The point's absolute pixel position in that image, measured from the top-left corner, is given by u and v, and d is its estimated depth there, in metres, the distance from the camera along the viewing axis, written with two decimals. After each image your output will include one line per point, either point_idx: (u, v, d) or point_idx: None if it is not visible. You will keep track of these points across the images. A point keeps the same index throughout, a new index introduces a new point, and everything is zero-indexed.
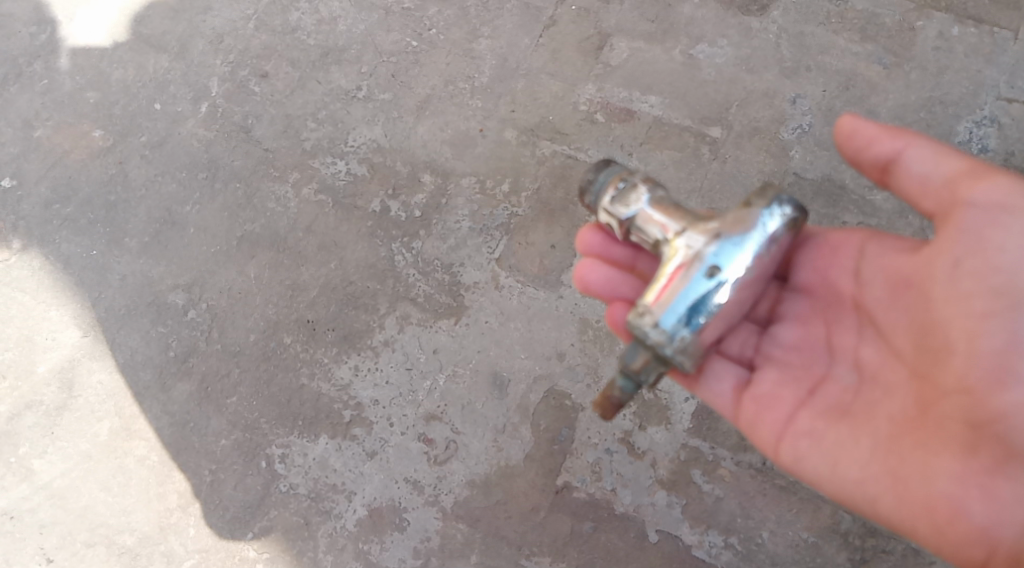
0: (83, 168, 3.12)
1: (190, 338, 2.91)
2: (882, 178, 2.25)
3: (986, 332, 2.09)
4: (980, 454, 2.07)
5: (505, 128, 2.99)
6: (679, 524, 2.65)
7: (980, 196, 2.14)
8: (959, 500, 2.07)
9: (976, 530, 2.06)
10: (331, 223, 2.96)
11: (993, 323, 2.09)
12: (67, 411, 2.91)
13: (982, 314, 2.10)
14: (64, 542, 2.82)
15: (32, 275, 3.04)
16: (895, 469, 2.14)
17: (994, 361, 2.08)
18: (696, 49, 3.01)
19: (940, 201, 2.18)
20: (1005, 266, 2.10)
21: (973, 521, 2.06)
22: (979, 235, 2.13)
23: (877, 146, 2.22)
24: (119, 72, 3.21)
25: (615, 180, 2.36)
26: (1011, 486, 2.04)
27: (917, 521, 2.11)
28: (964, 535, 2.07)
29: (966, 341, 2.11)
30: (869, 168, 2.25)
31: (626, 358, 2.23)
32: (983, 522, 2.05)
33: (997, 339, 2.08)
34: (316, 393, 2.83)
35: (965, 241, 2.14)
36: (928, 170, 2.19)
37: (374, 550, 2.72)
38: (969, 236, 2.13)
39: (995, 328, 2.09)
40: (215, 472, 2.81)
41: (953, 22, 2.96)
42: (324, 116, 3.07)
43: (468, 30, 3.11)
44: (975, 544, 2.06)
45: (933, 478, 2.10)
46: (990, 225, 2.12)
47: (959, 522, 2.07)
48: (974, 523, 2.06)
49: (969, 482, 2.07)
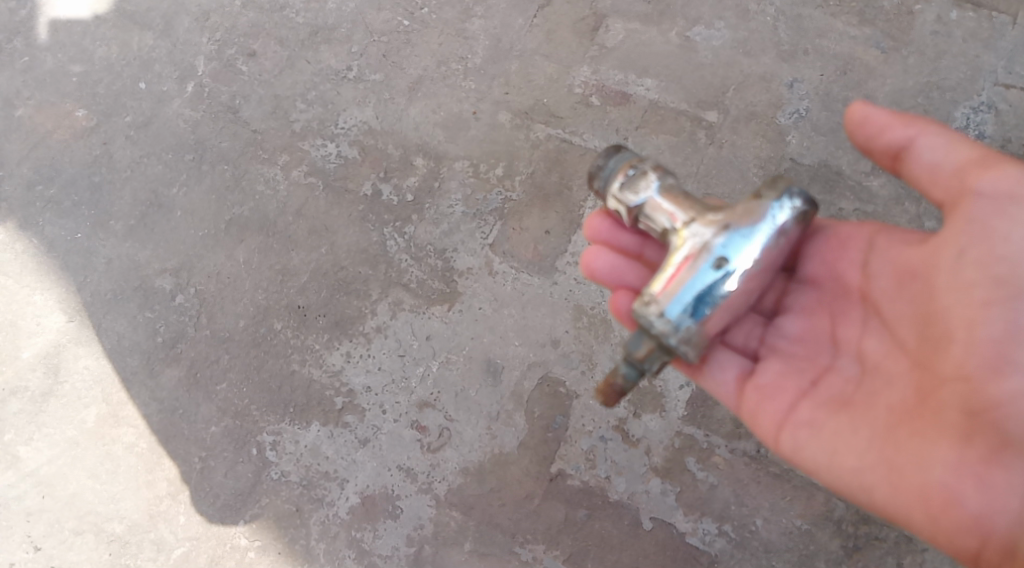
0: (66, 148, 3.05)
1: (178, 324, 2.87)
2: (894, 166, 2.24)
3: (984, 320, 2.09)
4: (974, 442, 2.06)
5: (499, 110, 2.94)
6: (673, 512, 2.65)
7: (988, 185, 2.13)
8: (953, 488, 2.06)
9: (968, 517, 2.05)
10: (322, 207, 2.91)
11: (991, 312, 2.08)
12: (54, 398, 2.87)
13: (982, 303, 2.10)
14: (52, 530, 2.78)
15: (15, 258, 2.98)
16: (892, 458, 2.13)
17: (990, 350, 2.07)
18: (692, 32, 2.96)
19: (948, 190, 2.17)
20: (1008, 255, 2.09)
21: (966, 509, 2.05)
22: (984, 225, 2.12)
23: (890, 132, 2.20)
24: (103, 49, 3.13)
25: (624, 167, 2.33)
26: (1007, 475, 2.03)
27: (911, 509, 2.10)
28: (957, 523, 2.06)
29: (965, 329, 2.10)
30: (881, 156, 2.24)
31: (631, 346, 2.22)
32: (976, 510, 2.05)
33: (995, 328, 2.08)
34: (307, 380, 2.79)
35: (970, 231, 2.13)
36: (940, 159, 2.18)
37: (367, 538, 2.70)
38: (975, 226, 2.12)
39: (993, 317, 2.08)
40: (206, 459, 2.78)
41: (951, 6, 2.94)
42: (314, 97, 3.01)
43: (461, 9, 3.05)
44: (967, 532, 2.05)
45: (927, 466, 2.09)
46: (996, 216, 2.11)
47: (952, 510, 2.06)
48: (967, 510, 2.05)
49: (964, 470, 2.06)
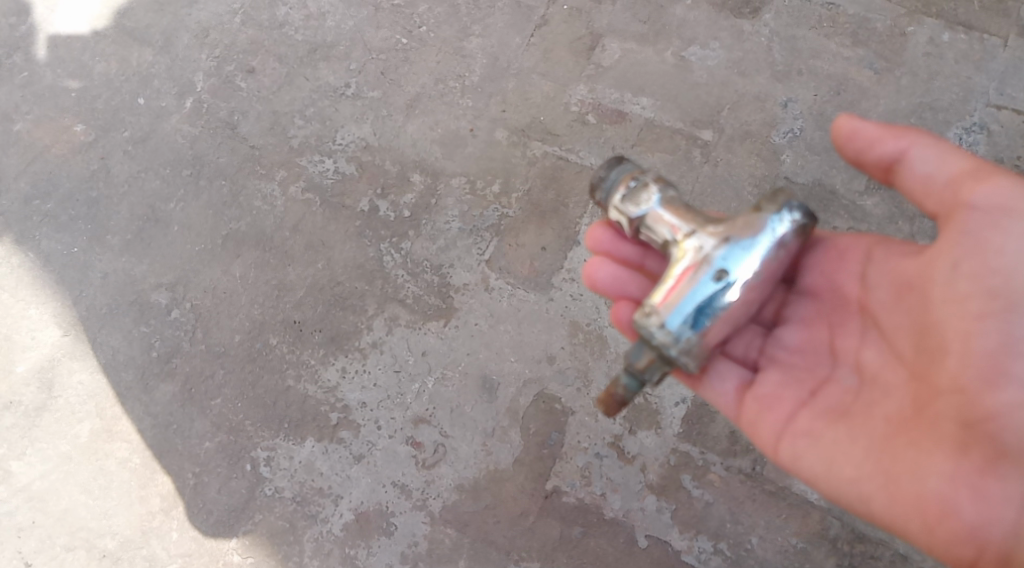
0: (63, 163, 3.06)
1: (174, 338, 2.86)
2: (888, 178, 2.26)
3: (980, 332, 2.10)
4: (969, 453, 2.08)
5: (496, 128, 2.96)
6: (669, 529, 2.64)
7: (981, 198, 2.14)
8: (949, 499, 2.07)
9: (964, 527, 2.06)
10: (319, 223, 2.91)
11: (986, 324, 2.09)
12: (47, 412, 2.85)
13: (977, 315, 2.10)
14: (43, 546, 2.76)
15: (11, 272, 2.97)
16: (889, 468, 2.14)
17: (985, 362, 2.08)
18: (688, 51, 2.99)
19: (941, 202, 2.19)
20: (1002, 268, 2.10)
21: (962, 519, 2.06)
22: (978, 237, 2.13)
23: (881, 146, 2.22)
24: (102, 65, 3.15)
25: (626, 178, 2.34)
26: (1001, 485, 2.05)
27: (908, 519, 2.11)
28: (952, 533, 2.07)
29: (960, 341, 2.11)
30: (874, 169, 2.26)
31: (632, 356, 2.23)
32: (972, 520, 2.06)
33: (990, 340, 2.08)
34: (302, 395, 2.79)
35: (964, 244, 2.14)
36: (933, 172, 2.19)
37: (360, 555, 2.68)
38: (968, 239, 2.14)
39: (988, 329, 2.09)
40: (199, 475, 2.76)
41: (943, 28, 2.97)
42: (312, 113, 3.02)
43: (459, 28, 3.07)
44: (963, 542, 2.07)
45: (924, 476, 2.10)
46: (989, 229, 2.12)
47: (948, 520, 2.07)
48: (963, 520, 2.06)
49: (959, 480, 2.07)
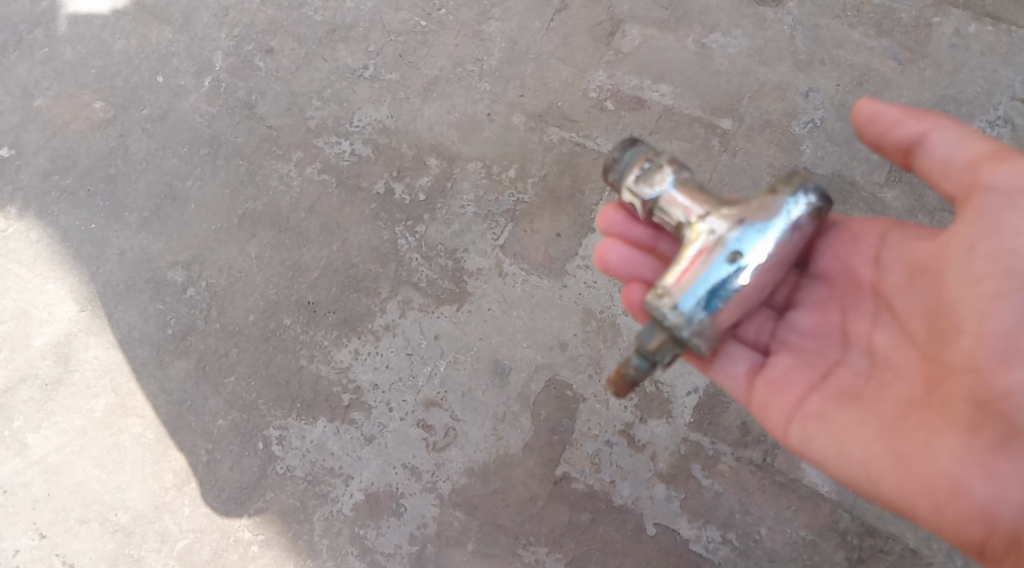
0: (83, 139, 3.08)
1: (189, 316, 2.88)
2: (906, 161, 2.24)
3: (994, 312, 2.08)
4: (980, 434, 2.06)
5: (513, 113, 2.95)
6: (677, 518, 2.64)
7: (1001, 179, 2.11)
8: (960, 478, 2.06)
9: (975, 507, 2.05)
10: (335, 204, 2.92)
11: (1000, 304, 2.08)
12: (63, 387, 2.88)
13: (991, 295, 2.09)
14: (58, 518, 2.80)
15: (30, 246, 3.00)
16: (899, 449, 2.13)
17: (998, 342, 2.06)
18: (709, 39, 2.96)
19: (960, 184, 2.16)
20: (1019, 249, 2.08)
21: (972, 499, 2.05)
22: (995, 219, 2.10)
23: (900, 128, 2.20)
24: (122, 43, 3.16)
25: (640, 160, 2.33)
26: (1012, 465, 2.03)
27: (917, 499, 2.10)
28: (962, 513, 2.06)
29: (974, 322, 2.10)
30: (893, 151, 2.24)
31: (643, 337, 2.21)
32: (982, 500, 2.05)
33: (1004, 320, 2.07)
34: (315, 375, 2.80)
35: (981, 225, 2.12)
36: (952, 153, 2.17)
37: (370, 535, 2.70)
38: (985, 220, 2.11)
39: (1003, 309, 2.07)
40: (212, 452, 2.79)
41: (970, 20, 2.93)
42: (330, 94, 3.02)
43: (478, 11, 3.06)
44: (973, 521, 2.05)
45: (934, 457, 2.09)
46: (1007, 210, 2.10)
47: (958, 500, 2.06)
48: (973, 500, 2.05)
49: (970, 460, 2.06)
